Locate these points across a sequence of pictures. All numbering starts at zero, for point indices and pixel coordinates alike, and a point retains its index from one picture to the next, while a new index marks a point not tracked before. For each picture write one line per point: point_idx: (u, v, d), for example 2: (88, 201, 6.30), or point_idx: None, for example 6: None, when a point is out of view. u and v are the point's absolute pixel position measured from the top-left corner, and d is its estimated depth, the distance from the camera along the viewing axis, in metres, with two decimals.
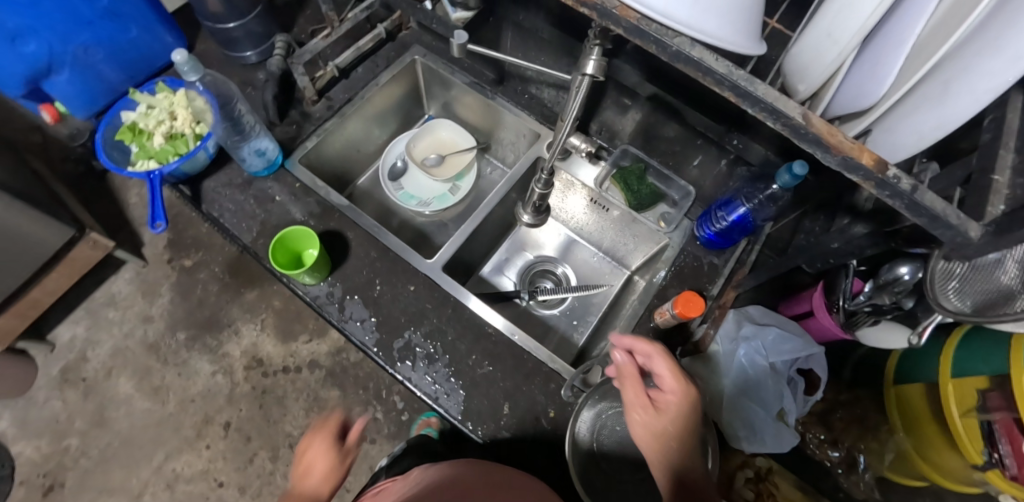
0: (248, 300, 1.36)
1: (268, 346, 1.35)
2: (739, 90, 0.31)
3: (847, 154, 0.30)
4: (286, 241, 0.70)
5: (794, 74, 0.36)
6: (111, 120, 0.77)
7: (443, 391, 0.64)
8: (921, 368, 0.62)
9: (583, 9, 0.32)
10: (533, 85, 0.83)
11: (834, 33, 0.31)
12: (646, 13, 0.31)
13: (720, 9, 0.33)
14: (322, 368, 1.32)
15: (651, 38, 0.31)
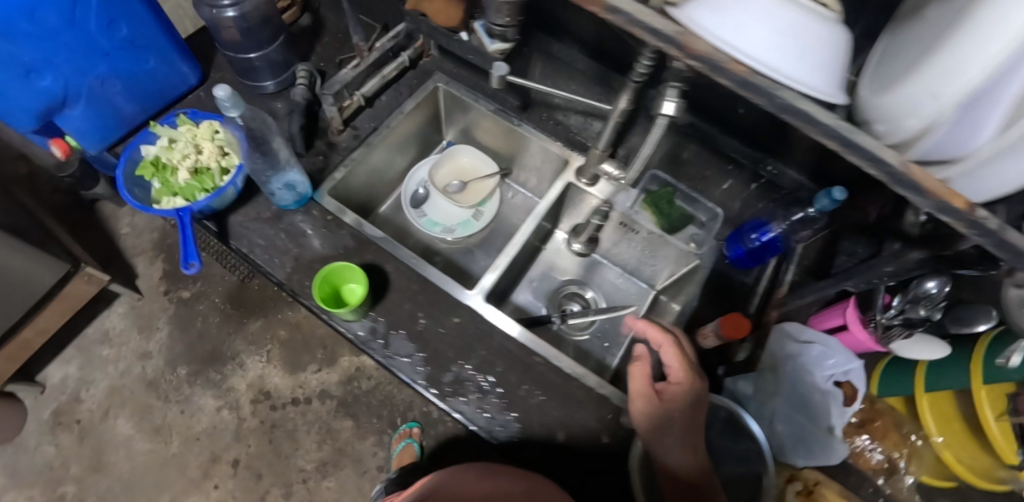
0: (252, 330, 1.33)
1: (274, 378, 1.29)
2: (842, 139, 0.33)
3: (943, 198, 0.31)
4: (330, 275, 0.69)
5: (877, 118, 0.37)
6: (131, 155, 0.74)
7: (497, 424, 0.64)
8: (953, 376, 0.64)
9: (693, 62, 0.34)
10: (560, 112, 0.84)
11: (935, 90, 0.32)
12: (756, 67, 0.33)
13: (814, 61, 0.35)
14: (333, 398, 1.28)
15: (761, 90, 0.33)
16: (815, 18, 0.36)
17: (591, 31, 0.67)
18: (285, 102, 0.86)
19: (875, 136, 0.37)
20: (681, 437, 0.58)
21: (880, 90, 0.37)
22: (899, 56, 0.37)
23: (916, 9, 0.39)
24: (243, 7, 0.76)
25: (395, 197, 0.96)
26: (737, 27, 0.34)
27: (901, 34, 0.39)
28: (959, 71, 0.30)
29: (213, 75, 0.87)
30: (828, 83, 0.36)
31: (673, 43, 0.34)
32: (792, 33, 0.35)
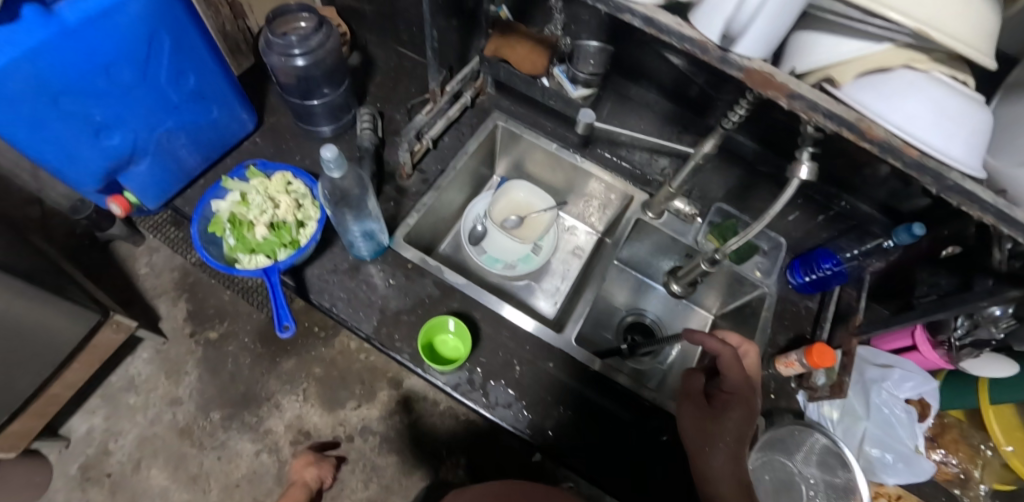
0: (286, 370, 1.24)
1: (313, 417, 1.22)
2: (1000, 213, 0.38)
3: None
4: (433, 328, 0.70)
5: (1013, 188, 0.42)
6: (203, 212, 0.73)
7: (604, 467, 0.66)
8: (1018, 390, 0.69)
9: (867, 143, 0.39)
10: (624, 148, 0.85)
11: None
12: (926, 150, 0.38)
13: (974, 141, 0.39)
14: (376, 434, 1.22)
15: (931, 171, 0.38)
16: (970, 100, 0.39)
17: (670, 77, 0.69)
18: (347, 146, 0.85)
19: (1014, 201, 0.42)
20: (726, 446, 0.60)
21: (1016, 163, 0.41)
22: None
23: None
24: (313, 56, 0.75)
25: (453, 235, 0.94)
26: (908, 116, 0.38)
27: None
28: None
29: (269, 119, 0.88)
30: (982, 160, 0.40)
31: (851, 127, 0.39)
32: (956, 116, 0.38)
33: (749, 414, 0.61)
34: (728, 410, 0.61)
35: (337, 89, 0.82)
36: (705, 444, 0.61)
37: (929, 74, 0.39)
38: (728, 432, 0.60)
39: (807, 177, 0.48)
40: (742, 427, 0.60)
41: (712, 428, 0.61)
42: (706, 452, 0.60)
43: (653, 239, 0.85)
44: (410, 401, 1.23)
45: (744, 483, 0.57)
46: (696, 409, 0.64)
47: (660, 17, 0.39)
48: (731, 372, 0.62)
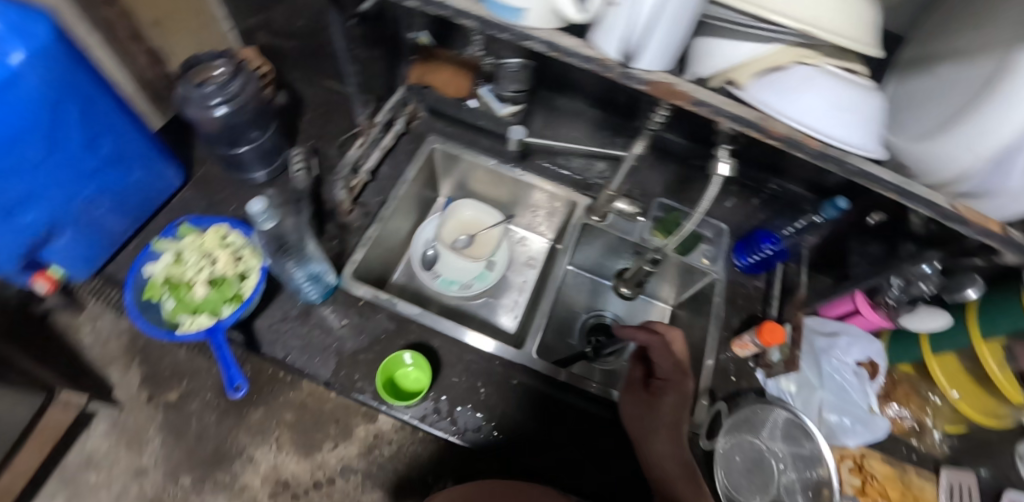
0: (252, 420, 0.90)
1: (291, 464, 0.87)
2: (898, 189, 0.41)
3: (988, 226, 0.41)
4: (391, 364, 0.69)
5: (908, 162, 0.46)
6: (135, 279, 0.70)
7: (581, 476, 0.66)
8: (954, 336, 0.74)
9: (773, 140, 0.41)
10: (561, 156, 0.87)
11: (971, 146, 0.41)
12: (827, 141, 0.41)
13: (868, 126, 0.42)
14: (358, 473, 0.87)
15: (833, 159, 0.41)
16: (861, 88, 0.42)
17: (596, 86, 0.72)
18: (281, 189, 0.83)
19: (915, 175, 0.46)
20: (665, 431, 0.62)
21: (911, 138, 0.46)
22: (919, 111, 0.47)
23: (927, 67, 0.49)
24: (235, 103, 0.74)
25: (404, 262, 0.93)
26: (804, 111, 0.40)
27: (926, 84, 0.48)
28: (995, 131, 0.39)
29: (196, 171, 0.84)
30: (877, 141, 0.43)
31: (755, 126, 0.41)
32: (847, 106, 0.41)
33: (683, 393, 0.64)
34: (661, 397, 0.64)
35: (264, 132, 0.80)
36: (646, 433, 0.63)
37: (820, 68, 0.41)
38: (664, 418, 0.63)
39: (728, 174, 0.49)
40: (677, 411, 0.63)
41: (650, 415, 0.64)
42: (649, 439, 0.62)
43: (604, 241, 0.86)
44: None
45: (685, 463, 0.59)
46: (637, 399, 0.67)
47: (562, 40, 0.40)
48: (659, 355, 0.66)
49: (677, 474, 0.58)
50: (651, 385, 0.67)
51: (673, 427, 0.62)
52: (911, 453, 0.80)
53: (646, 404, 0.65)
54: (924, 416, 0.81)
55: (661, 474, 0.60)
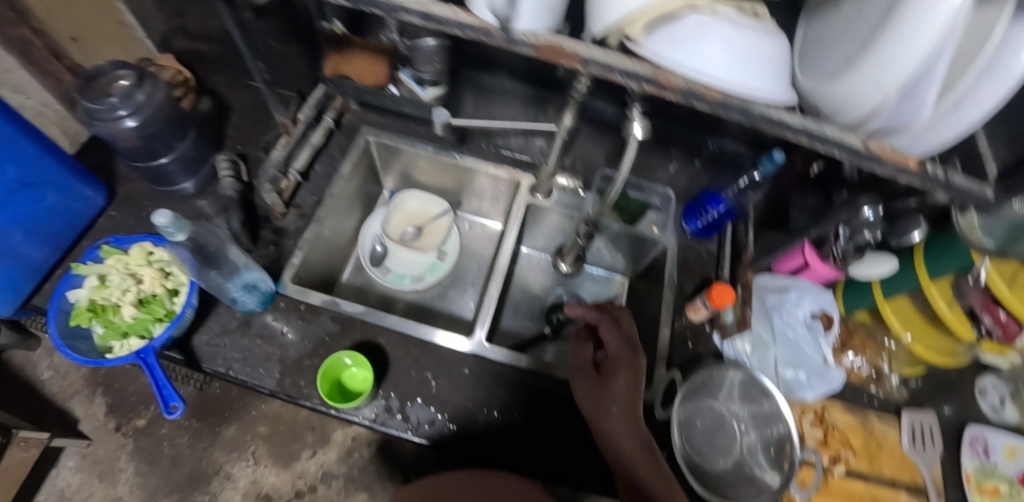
0: (228, 437, 1.01)
1: (270, 477, 1.00)
2: (812, 133, 0.39)
3: (902, 164, 0.39)
4: (331, 367, 0.67)
5: (823, 104, 0.43)
6: (59, 306, 0.66)
7: (540, 460, 0.65)
8: (904, 280, 0.74)
9: (669, 94, 0.39)
10: (499, 137, 0.86)
11: (876, 80, 0.37)
12: (727, 90, 0.38)
13: (768, 71, 0.40)
14: (338, 477, 1.02)
15: (736, 107, 0.39)
16: (760, 32, 0.40)
17: (520, 61, 0.70)
18: (212, 200, 0.80)
19: (827, 117, 0.43)
20: (620, 409, 0.59)
21: (822, 79, 0.42)
22: (828, 50, 0.43)
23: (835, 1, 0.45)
24: (144, 113, 0.70)
25: (353, 259, 0.91)
26: (703, 58, 0.38)
27: (832, 24, 0.44)
28: (897, 58, 0.35)
29: (120, 190, 0.80)
30: (781, 86, 0.40)
31: (651, 81, 0.38)
32: (746, 52, 0.38)
33: (636, 369, 0.62)
34: (615, 374, 0.62)
35: (183, 140, 0.77)
36: (601, 412, 0.59)
37: (715, 13, 0.39)
38: (619, 394, 0.60)
39: (641, 136, 0.47)
40: (631, 388, 0.61)
41: (604, 393, 0.60)
42: (604, 419, 0.59)
43: (551, 219, 0.85)
44: (363, 436, 1.05)
45: (644, 442, 0.57)
46: (588, 381, 0.63)
47: (437, 10, 0.38)
48: (607, 332, 0.66)
49: (639, 453, 0.56)
50: (602, 365, 0.64)
51: (629, 404, 0.59)
52: (873, 400, 0.80)
53: (598, 384, 0.62)
54: (880, 362, 0.81)
55: (621, 456, 0.57)
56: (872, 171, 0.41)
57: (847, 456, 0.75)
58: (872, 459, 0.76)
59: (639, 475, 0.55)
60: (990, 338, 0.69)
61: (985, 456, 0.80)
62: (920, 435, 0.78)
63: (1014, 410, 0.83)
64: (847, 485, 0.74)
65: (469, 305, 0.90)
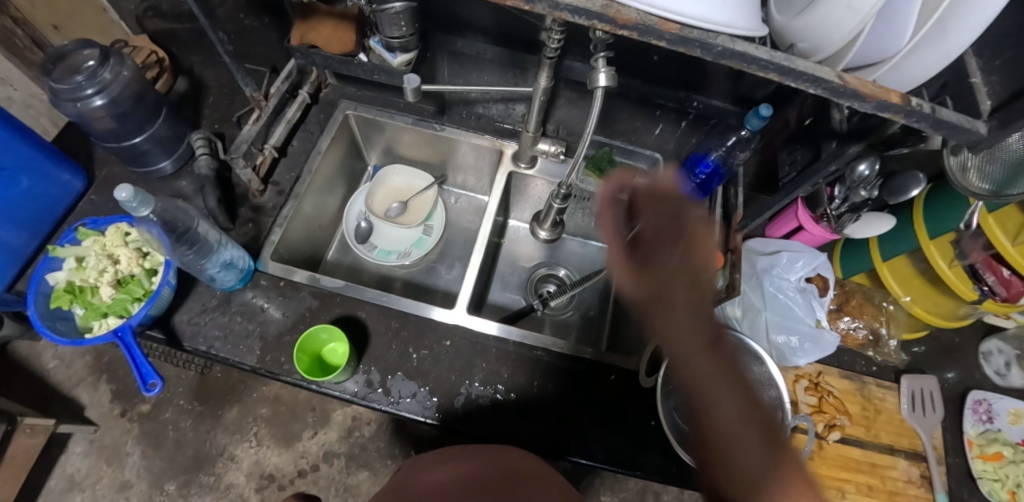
0: (230, 420, 0.94)
1: (273, 457, 0.93)
2: (781, 69, 0.37)
3: (882, 98, 0.36)
4: (308, 343, 0.66)
5: (798, 41, 0.40)
6: (39, 288, 0.66)
7: (524, 428, 0.66)
8: (903, 240, 0.71)
9: (624, 31, 0.36)
10: (480, 105, 0.84)
11: (851, 5, 0.35)
12: (685, 23, 0.36)
13: (731, 2, 0.37)
14: (341, 456, 0.94)
15: (695, 42, 0.36)
16: None
17: (491, 20, 0.68)
18: (191, 179, 0.79)
19: (802, 56, 0.40)
20: (681, 294, 0.46)
21: (795, 14, 0.40)
22: None
23: None
24: (111, 91, 0.70)
25: (338, 237, 0.90)
26: None
27: None
28: None
29: (99, 174, 0.78)
30: (748, 18, 0.38)
31: (601, 17, 0.36)
32: None
33: (694, 247, 0.48)
34: (680, 272, 0.47)
35: (156, 121, 0.76)
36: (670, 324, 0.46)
37: None
38: (687, 299, 0.46)
39: (605, 83, 0.47)
40: (687, 265, 0.47)
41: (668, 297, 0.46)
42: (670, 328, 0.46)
43: (536, 188, 0.85)
44: (365, 414, 0.96)
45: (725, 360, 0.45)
46: (631, 269, 0.49)
47: None
48: (645, 210, 0.50)
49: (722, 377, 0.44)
50: (641, 240, 0.49)
51: (702, 307, 0.46)
52: (871, 365, 0.79)
53: (645, 269, 0.48)
54: (878, 325, 0.78)
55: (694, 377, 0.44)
56: (851, 109, 0.38)
57: (842, 422, 0.73)
58: (869, 425, 0.74)
59: (713, 393, 0.44)
60: (993, 298, 0.66)
61: (989, 422, 0.77)
62: (919, 401, 0.76)
63: (1020, 372, 0.80)
64: (843, 452, 0.72)
65: (455, 279, 0.89)
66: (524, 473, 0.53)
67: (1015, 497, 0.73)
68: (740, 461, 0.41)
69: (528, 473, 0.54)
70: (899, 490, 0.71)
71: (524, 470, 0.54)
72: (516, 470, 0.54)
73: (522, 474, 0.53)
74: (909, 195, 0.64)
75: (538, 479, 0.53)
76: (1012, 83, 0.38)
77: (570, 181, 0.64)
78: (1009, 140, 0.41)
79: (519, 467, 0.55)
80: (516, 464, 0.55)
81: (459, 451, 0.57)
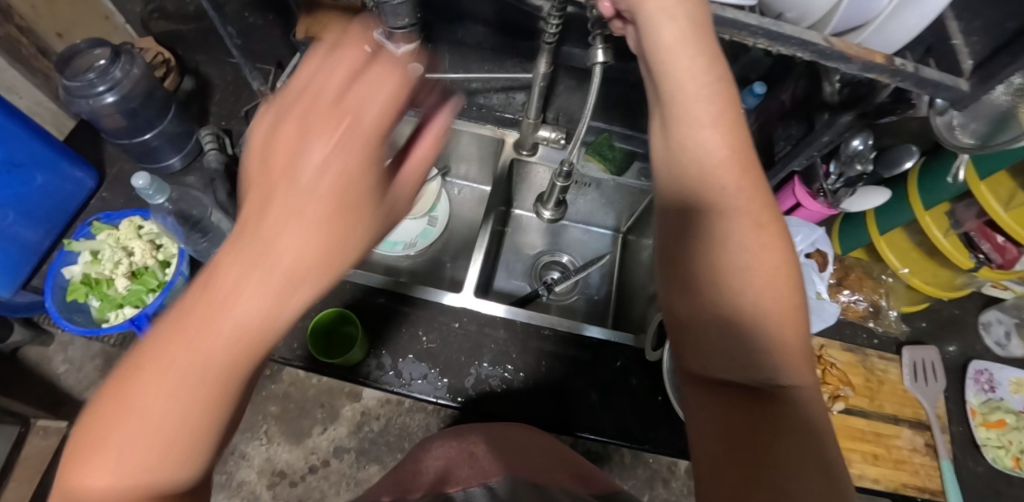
0: None
1: None
2: (771, 34, 0.39)
3: (867, 59, 0.39)
4: (320, 327, 0.68)
5: (785, 10, 0.42)
6: (55, 281, 0.68)
7: (534, 407, 0.68)
8: (899, 212, 0.72)
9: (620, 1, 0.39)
10: (481, 94, 0.86)
11: None
12: None
13: None
14: None
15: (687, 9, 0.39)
16: None
17: (490, 8, 0.70)
18: (200, 175, 0.81)
19: (790, 24, 0.42)
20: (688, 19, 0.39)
21: None
22: None
23: None
24: (122, 88, 0.72)
25: None
26: None
27: None
28: None
29: (109, 171, 0.82)
30: None
31: None
32: None
33: None
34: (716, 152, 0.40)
35: (164, 119, 0.79)
36: (684, 193, 0.42)
37: None
38: (715, 173, 0.40)
39: (603, 59, 0.48)
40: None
41: (687, 169, 0.41)
42: (679, 194, 0.42)
43: (537, 175, 0.86)
44: (374, 409, 0.80)
45: (750, 232, 0.39)
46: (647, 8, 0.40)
47: None
48: None
49: (737, 247, 0.39)
50: None
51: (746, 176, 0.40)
52: (872, 338, 0.80)
53: None
54: (878, 298, 0.80)
55: (704, 250, 0.41)
56: (838, 71, 0.41)
57: (846, 393, 0.74)
58: (873, 396, 0.76)
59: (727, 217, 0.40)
60: (989, 265, 0.68)
61: (991, 392, 0.78)
62: (921, 371, 0.77)
63: (1020, 343, 0.81)
64: (848, 423, 0.73)
65: (461, 268, 0.90)
66: (543, 450, 0.54)
67: (1020, 464, 0.73)
68: (725, 328, 0.39)
69: (544, 449, 0.54)
70: (904, 458, 0.72)
71: (543, 449, 0.54)
72: (536, 448, 0.54)
73: (540, 449, 0.54)
74: (903, 167, 0.65)
75: (556, 455, 0.54)
76: (989, 44, 0.40)
77: (573, 159, 0.65)
78: (994, 94, 0.43)
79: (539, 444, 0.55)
80: (534, 442, 0.55)
81: (477, 427, 0.59)
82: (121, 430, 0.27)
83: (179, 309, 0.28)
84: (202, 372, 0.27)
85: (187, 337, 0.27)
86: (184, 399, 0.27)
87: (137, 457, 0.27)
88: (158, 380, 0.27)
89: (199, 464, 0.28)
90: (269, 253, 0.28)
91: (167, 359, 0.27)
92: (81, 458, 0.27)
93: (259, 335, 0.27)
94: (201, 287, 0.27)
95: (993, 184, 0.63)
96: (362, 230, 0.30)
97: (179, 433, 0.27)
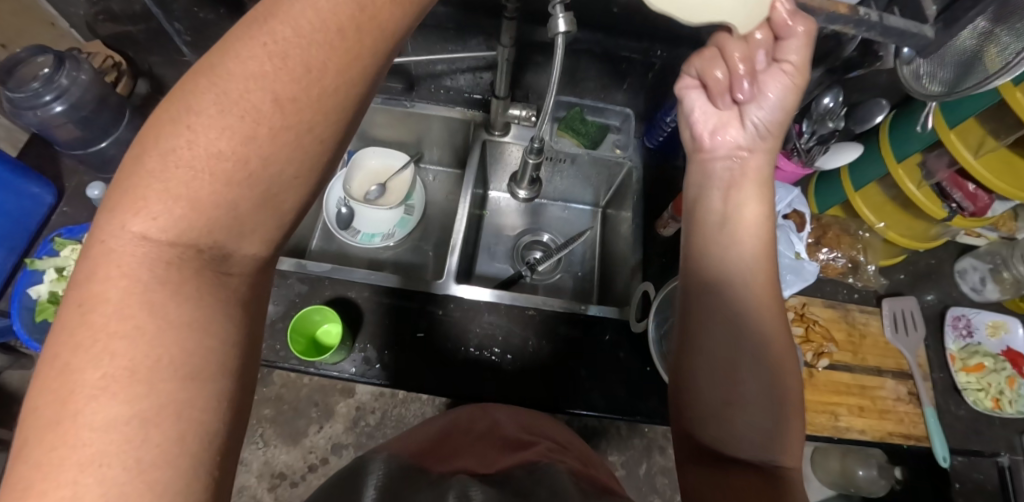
0: None
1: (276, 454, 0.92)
2: None
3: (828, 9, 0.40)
4: (298, 328, 0.66)
5: None
6: (22, 301, 0.67)
7: (523, 388, 0.68)
8: (872, 166, 0.73)
9: None
10: (447, 77, 0.83)
11: None
12: None
13: None
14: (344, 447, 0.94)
15: None
16: None
17: None
18: None
19: None
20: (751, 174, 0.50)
21: None
22: None
23: None
24: (71, 97, 0.71)
25: (321, 225, 0.89)
26: None
27: None
28: None
29: (69, 184, 0.79)
30: None
31: None
32: None
33: None
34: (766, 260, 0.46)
35: (120, 124, 0.79)
36: (727, 287, 0.45)
37: None
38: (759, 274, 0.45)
39: (565, 29, 0.47)
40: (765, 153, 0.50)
41: (730, 271, 0.46)
42: (722, 297, 0.45)
43: (510, 155, 0.85)
44: (368, 402, 0.78)
45: (774, 339, 0.44)
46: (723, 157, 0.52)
47: None
48: None
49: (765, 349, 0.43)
50: None
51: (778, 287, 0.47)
52: (852, 292, 0.82)
53: None
54: (856, 254, 0.81)
55: (738, 344, 0.44)
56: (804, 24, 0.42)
57: (830, 349, 0.75)
58: (856, 350, 0.77)
59: (766, 316, 0.44)
60: (962, 213, 0.68)
61: (969, 337, 0.80)
62: (901, 321, 0.79)
63: (995, 288, 0.82)
64: (833, 378, 0.74)
65: (441, 255, 0.89)
66: (586, 459, 0.50)
67: (1001, 405, 0.75)
68: (754, 419, 0.42)
69: (587, 457, 0.51)
70: (889, 408, 0.73)
71: (586, 457, 0.51)
72: (579, 453, 0.51)
73: (582, 456, 0.51)
74: (874, 124, 0.65)
75: (597, 466, 0.50)
76: None
77: (542, 135, 0.64)
78: (958, 38, 0.44)
79: (585, 453, 0.52)
80: (577, 449, 0.52)
81: (522, 415, 0.56)
82: (187, 156, 0.26)
83: (258, 37, 0.28)
84: (281, 103, 0.27)
85: (272, 68, 0.27)
86: (258, 132, 0.27)
87: (199, 191, 0.26)
88: (232, 102, 0.27)
89: (263, 228, 0.29)
90: (352, 4, 0.29)
91: (246, 89, 0.27)
92: (134, 190, 0.26)
93: (342, 79, 0.29)
94: (282, 23, 0.28)
95: (963, 132, 0.62)
96: (378, 46, 0.30)
97: (249, 168, 0.27)
